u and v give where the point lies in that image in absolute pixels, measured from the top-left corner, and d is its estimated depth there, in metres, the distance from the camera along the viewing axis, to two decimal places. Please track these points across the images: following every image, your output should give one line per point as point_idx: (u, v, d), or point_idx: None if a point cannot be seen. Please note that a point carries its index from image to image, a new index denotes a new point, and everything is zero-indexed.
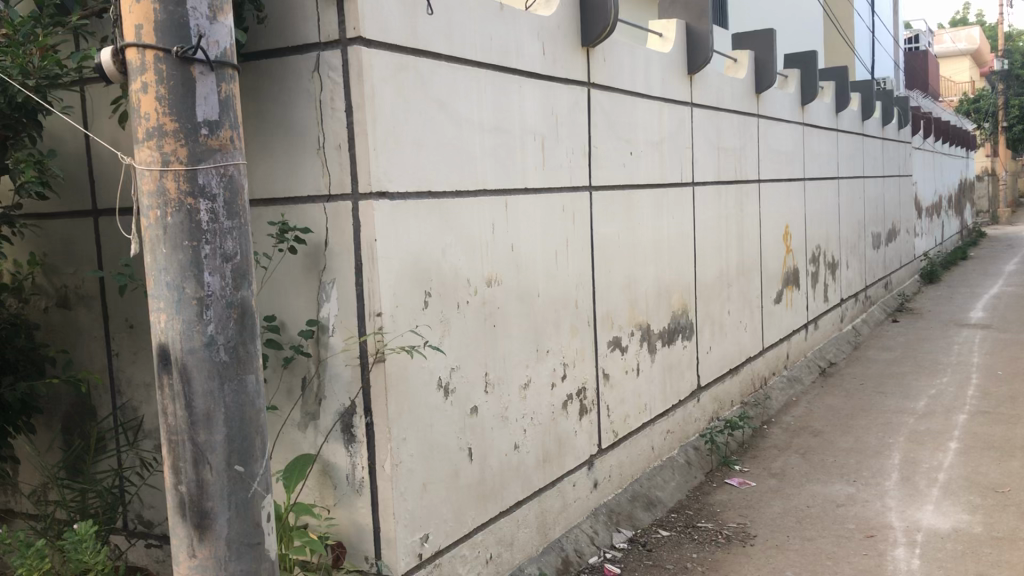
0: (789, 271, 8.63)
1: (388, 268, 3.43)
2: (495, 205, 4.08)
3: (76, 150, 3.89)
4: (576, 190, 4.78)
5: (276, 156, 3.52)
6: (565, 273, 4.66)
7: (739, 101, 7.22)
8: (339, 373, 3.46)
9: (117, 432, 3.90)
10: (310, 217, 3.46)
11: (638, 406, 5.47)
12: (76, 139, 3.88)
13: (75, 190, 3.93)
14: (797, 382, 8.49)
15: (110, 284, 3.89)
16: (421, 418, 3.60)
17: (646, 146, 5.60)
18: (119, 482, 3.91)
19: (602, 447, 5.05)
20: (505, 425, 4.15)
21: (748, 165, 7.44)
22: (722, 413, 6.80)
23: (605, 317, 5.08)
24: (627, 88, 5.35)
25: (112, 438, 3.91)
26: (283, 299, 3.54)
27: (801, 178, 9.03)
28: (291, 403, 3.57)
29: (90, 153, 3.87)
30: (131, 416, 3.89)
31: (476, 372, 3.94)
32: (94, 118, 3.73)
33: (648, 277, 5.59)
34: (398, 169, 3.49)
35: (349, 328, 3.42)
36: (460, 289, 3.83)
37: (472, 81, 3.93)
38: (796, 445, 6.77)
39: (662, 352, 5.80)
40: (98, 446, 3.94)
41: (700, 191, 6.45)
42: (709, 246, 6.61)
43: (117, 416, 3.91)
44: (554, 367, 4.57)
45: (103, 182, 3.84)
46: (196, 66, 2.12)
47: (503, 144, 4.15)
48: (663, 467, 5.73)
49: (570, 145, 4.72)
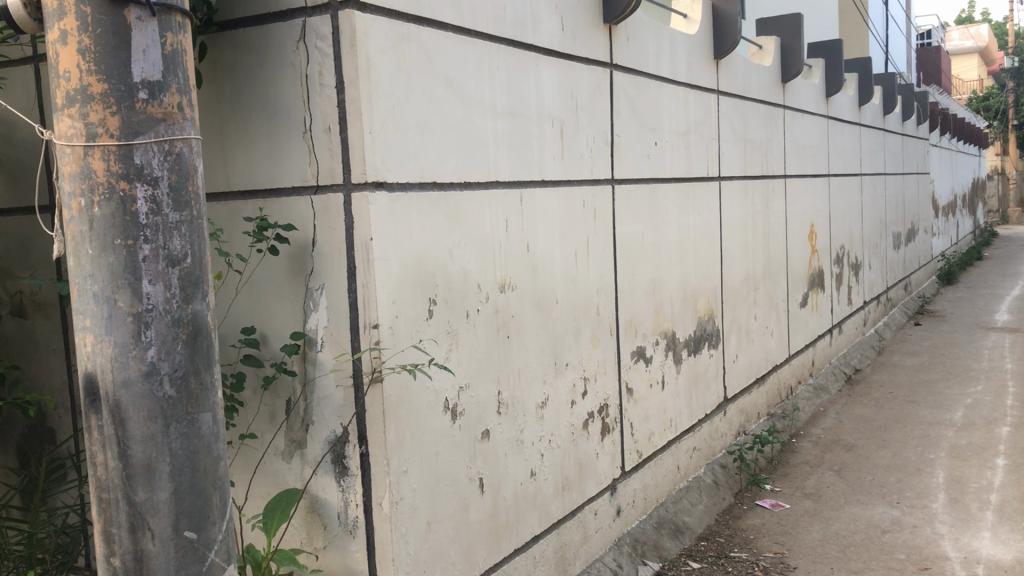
0: (814, 273, 8.12)
1: (387, 272, 2.92)
2: (509, 200, 3.58)
3: (30, 138, 3.40)
4: (597, 182, 4.28)
5: (256, 141, 3.02)
6: (586, 277, 4.16)
7: (765, 90, 6.71)
8: (330, 395, 2.95)
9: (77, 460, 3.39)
10: (294, 213, 2.96)
11: (663, 422, 4.96)
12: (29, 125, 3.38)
13: (29, 183, 3.43)
14: (824, 392, 7.98)
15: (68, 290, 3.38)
16: (425, 447, 3.09)
17: (671, 136, 5.09)
18: (78, 518, 3.40)
19: (625, 469, 4.54)
20: (521, 451, 3.64)
21: (774, 160, 6.93)
22: (749, 427, 6.29)
23: (629, 324, 4.57)
24: (652, 72, 4.85)
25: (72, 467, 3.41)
26: (263, 308, 3.05)
27: (826, 174, 8.53)
28: (273, 428, 3.06)
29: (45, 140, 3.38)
30: None
31: (488, 391, 3.44)
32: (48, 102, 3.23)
33: (673, 280, 5.09)
34: (398, 156, 2.99)
35: (341, 341, 2.92)
36: (469, 295, 3.33)
37: (482, 57, 3.43)
38: (829, 461, 6.26)
39: (687, 362, 5.29)
40: (55, 476, 3.43)
41: (726, 186, 5.94)
42: (736, 245, 6.11)
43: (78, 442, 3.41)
44: (574, 383, 4.06)
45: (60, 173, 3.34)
46: (132, 9, 1.61)
47: (517, 130, 3.64)
48: (690, 489, 5.22)
49: (591, 134, 4.22)
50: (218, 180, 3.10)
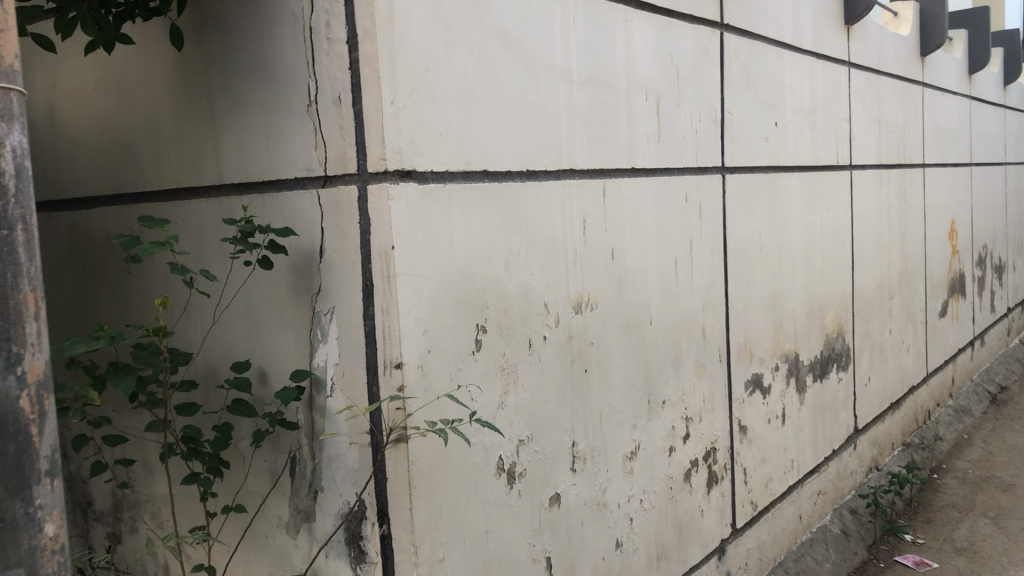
0: (956, 276, 7.03)
1: (416, 293, 2.16)
2: (588, 192, 2.78)
3: (35, 121, 2.82)
4: (704, 171, 3.43)
5: (252, 119, 2.31)
6: (688, 290, 3.32)
7: (902, 64, 5.71)
8: (343, 455, 2.21)
9: (118, 502, 2.75)
10: (298, 212, 2.24)
11: (782, 465, 4.08)
12: (38, 105, 2.80)
13: (43, 171, 2.84)
14: (967, 415, 6.89)
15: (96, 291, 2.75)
16: (469, 524, 2.32)
17: (795, 116, 4.19)
18: (114, 553, 2.79)
19: (737, 526, 3.68)
20: (603, 517, 2.84)
21: (912, 147, 5.92)
22: (883, 461, 5.33)
23: (743, 346, 3.72)
24: (772, 37, 3.96)
25: (112, 506, 2.77)
26: (261, 335, 2.34)
27: (969, 163, 7.41)
28: (275, 493, 2.35)
29: (43, 130, 2.80)
30: (125, 477, 2.71)
31: (559, 443, 2.65)
32: (25, 75, 2.82)
33: (796, 290, 4.19)
34: (433, 136, 2.23)
35: (355, 385, 2.18)
36: (533, 319, 2.54)
37: (553, 6, 2.63)
38: (982, 504, 5.22)
39: (813, 390, 4.39)
40: (93, 505, 2.84)
41: (859, 177, 4.98)
42: (870, 247, 5.15)
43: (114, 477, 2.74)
44: (674, 423, 3.24)
45: (67, 161, 2.76)
46: None
47: (599, 104, 2.84)
48: (814, 543, 4.32)
49: (696, 110, 3.38)
50: (209, 172, 2.42)
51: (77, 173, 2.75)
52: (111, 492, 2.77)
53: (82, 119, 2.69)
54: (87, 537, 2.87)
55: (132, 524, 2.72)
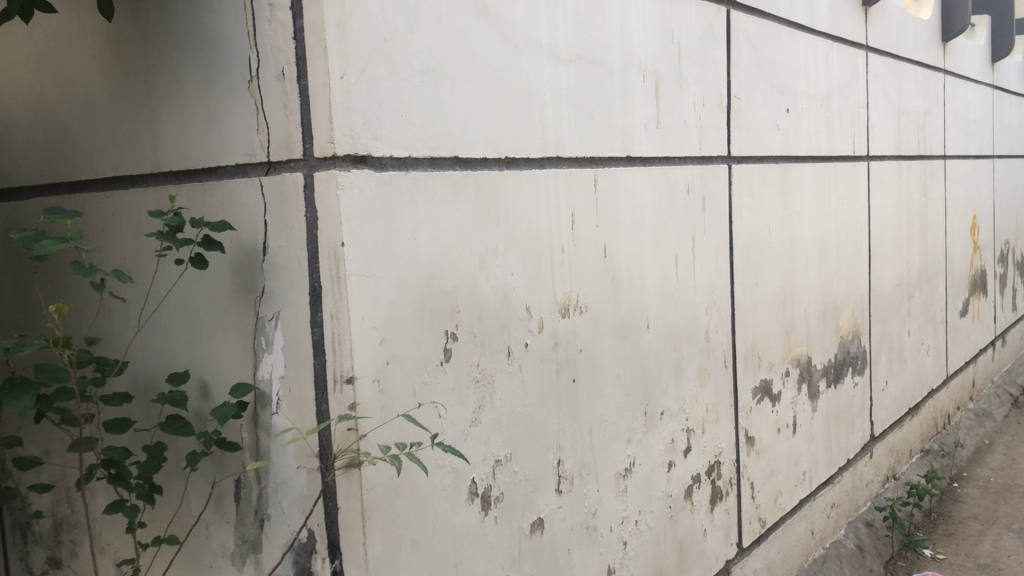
0: (977, 274, 6.70)
1: (372, 297, 1.89)
2: (577, 182, 2.50)
3: None
4: (708, 160, 3.14)
5: (189, 98, 2.04)
6: (690, 291, 3.03)
7: (923, 49, 5.39)
8: (290, 481, 1.93)
9: (55, 524, 2.45)
10: (239, 204, 1.97)
11: (793, 478, 3.79)
12: None
13: None
14: (988, 419, 6.57)
15: (31, 291, 2.46)
16: (436, 556, 2.05)
17: (809, 101, 3.89)
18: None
19: (743, 545, 3.40)
20: (593, 542, 2.57)
21: (932, 137, 5.60)
22: (900, 470, 5.03)
23: (750, 351, 3.43)
24: (784, 16, 3.66)
25: (49, 528, 2.47)
26: (201, 342, 2.08)
27: (992, 155, 7.07)
28: (219, 520, 2.08)
29: None
30: (63, 496, 2.41)
31: (542, 463, 2.37)
32: None
33: (809, 289, 3.90)
34: (392, 117, 1.95)
35: (302, 400, 1.90)
36: (513, 324, 2.27)
37: None
38: (1006, 516, 4.92)
39: (826, 396, 4.11)
40: (29, 527, 2.53)
41: (876, 168, 4.68)
42: (888, 243, 4.85)
43: (53, 495, 2.44)
44: (674, 436, 2.95)
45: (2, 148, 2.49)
46: None
47: (591, 84, 2.55)
48: (827, 560, 4.03)
49: (700, 93, 3.09)
50: (145, 160, 2.15)
51: (10, 159, 2.48)
52: (49, 513, 2.47)
53: (15, 100, 2.41)
54: (26, 560, 2.56)
55: (72, 548, 2.41)
